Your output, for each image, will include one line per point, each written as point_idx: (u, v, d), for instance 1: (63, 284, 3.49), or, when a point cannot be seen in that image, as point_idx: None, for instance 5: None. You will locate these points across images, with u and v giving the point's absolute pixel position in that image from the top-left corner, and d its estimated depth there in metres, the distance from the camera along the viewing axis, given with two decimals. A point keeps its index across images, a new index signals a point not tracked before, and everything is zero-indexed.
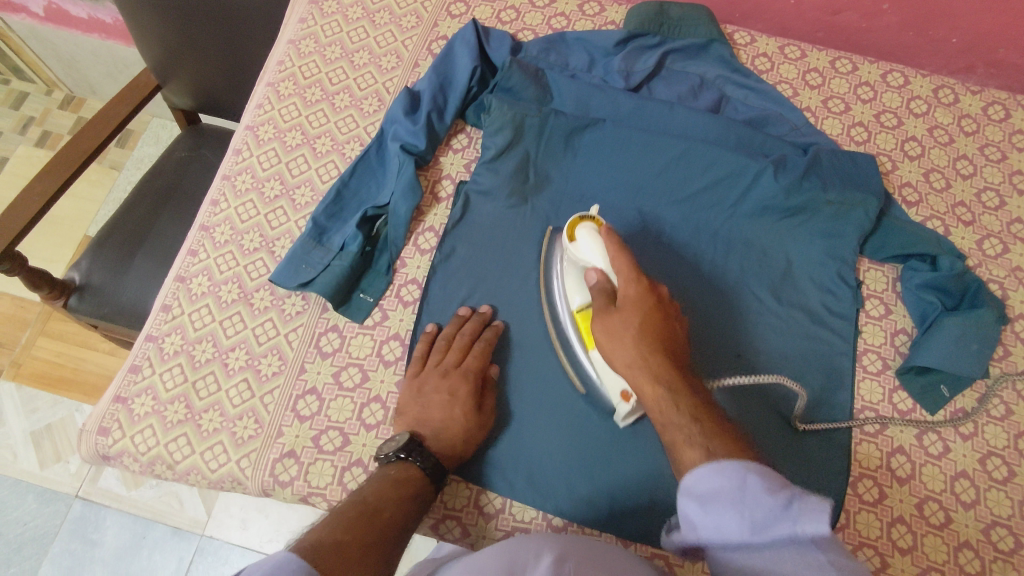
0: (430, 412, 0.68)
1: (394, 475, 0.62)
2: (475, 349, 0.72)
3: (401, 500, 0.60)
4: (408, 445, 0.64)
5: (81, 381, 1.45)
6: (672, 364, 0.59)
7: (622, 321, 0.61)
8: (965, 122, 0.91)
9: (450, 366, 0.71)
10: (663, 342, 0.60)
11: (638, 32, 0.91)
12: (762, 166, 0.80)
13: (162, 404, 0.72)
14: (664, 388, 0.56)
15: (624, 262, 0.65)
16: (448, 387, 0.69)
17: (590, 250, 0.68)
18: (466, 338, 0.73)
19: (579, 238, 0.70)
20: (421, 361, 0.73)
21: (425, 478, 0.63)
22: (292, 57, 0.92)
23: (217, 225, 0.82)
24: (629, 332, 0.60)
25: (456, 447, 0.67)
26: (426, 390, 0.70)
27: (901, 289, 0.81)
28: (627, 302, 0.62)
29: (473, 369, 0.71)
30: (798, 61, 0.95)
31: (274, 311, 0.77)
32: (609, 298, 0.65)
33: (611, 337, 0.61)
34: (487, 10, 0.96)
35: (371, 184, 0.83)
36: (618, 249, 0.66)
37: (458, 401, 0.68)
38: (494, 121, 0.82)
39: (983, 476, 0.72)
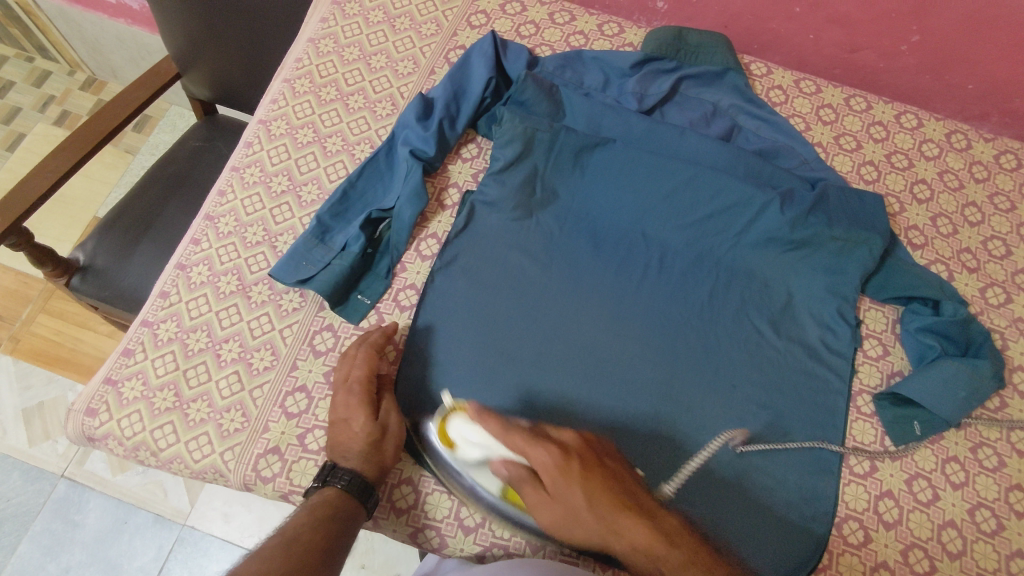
0: (334, 436, 0.67)
1: (309, 505, 0.61)
2: (354, 358, 0.70)
3: (320, 523, 0.59)
4: (325, 473, 0.64)
5: (77, 363, 1.45)
6: (615, 489, 0.59)
7: (568, 504, 0.58)
8: (976, 169, 0.91)
9: (337, 384, 0.69)
10: (610, 488, 0.59)
11: (655, 55, 0.91)
12: (769, 198, 0.80)
13: (151, 390, 0.72)
14: (644, 527, 0.57)
15: (517, 429, 0.61)
16: (341, 403, 0.68)
17: (473, 441, 0.64)
18: (349, 352, 0.71)
19: (456, 441, 0.65)
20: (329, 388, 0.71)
21: (343, 494, 0.62)
22: (310, 56, 0.93)
23: (222, 215, 0.82)
24: (580, 505, 0.58)
25: (370, 459, 0.65)
26: (332, 410, 0.68)
27: (900, 330, 0.81)
28: (561, 484, 0.58)
29: (360, 379, 0.68)
30: (813, 95, 0.95)
31: (271, 305, 0.77)
32: (530, 485, 0.60)
33: (561, 526, 0.58)
34: (507, 23, 0.96)
35: (378, 187, 0.84)
36: (504, 429, 0.61)
37: (352, 416, 0.66)
38: (504, 132, 0.83)
39: (971, 527, 0.71)
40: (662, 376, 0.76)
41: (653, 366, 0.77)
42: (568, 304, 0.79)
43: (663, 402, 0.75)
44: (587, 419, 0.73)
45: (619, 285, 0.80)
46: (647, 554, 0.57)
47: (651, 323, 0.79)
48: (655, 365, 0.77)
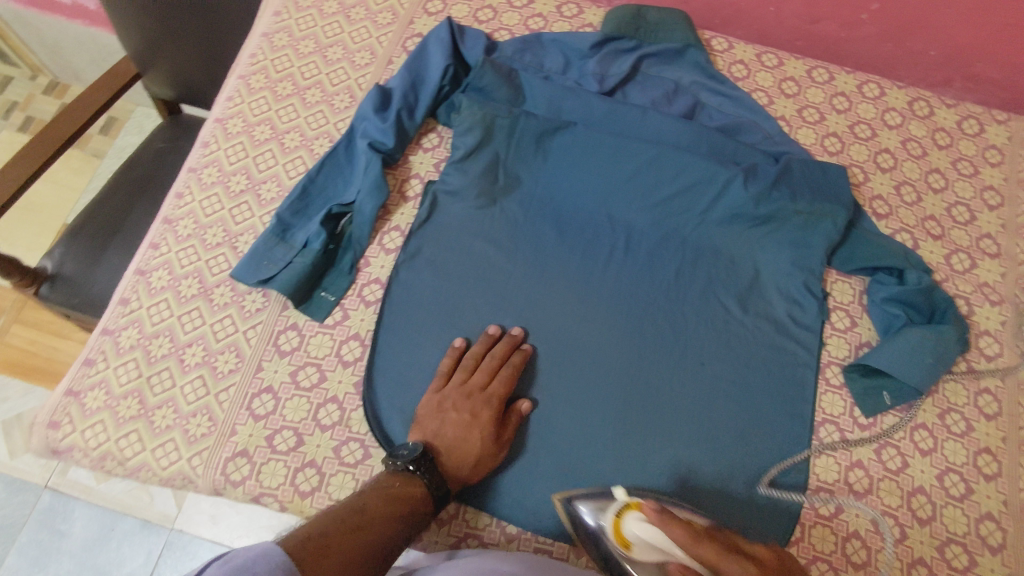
0: (445, 432, 0.67)
1: (392, 490, 0.60)
2: (501, 374, 0.71)
3: (394, 518, 0.58)
4: (418, 458, 0.64)
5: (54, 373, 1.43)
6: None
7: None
8: (939, 136, 0.91)
9: (476, 388, 0.70)
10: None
11: (614, 35, 0.90)
12: (731, 174, 0.80)
13: (115, 399, 0.71)
14: None
15: (685, 530, 0.52)
16: (469, 407, 0.69)
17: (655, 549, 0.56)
18: (496, 363, 0.72)
19: (636, 539, 0.58)
20: (444, 377, 0.71)
21: (425, 498, 0.62)
22: (264, 50, 0.91)
23: (180, 218, 0.81)
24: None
25: (462, 471, 0.66)
26: (446, 407, 0.69)
27: (867, 302, 0.81)
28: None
29: (496, 396, 0.70)
30: (775, 69, 0.94)
31: (234, 307, 0.76)
32: None
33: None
34: (465, 8, 0.95)
35: (338, 181, 0.82)
36: (686, 537, 0.52)
37: (477, 424, 0.68)
38: (463, 120, 0.82)
39: (940, 493, 0.72)
40: (632, 359, 0.76)
41: (623, 350, 0.76)
42: (534, 292, 0.78)
43: (634, 385, 0.75)
44: (555, 406, 0.73)
45: (585, 269, 0.80)
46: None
47: (619, 306, 0.78)
48: (623, 348, 0.76)
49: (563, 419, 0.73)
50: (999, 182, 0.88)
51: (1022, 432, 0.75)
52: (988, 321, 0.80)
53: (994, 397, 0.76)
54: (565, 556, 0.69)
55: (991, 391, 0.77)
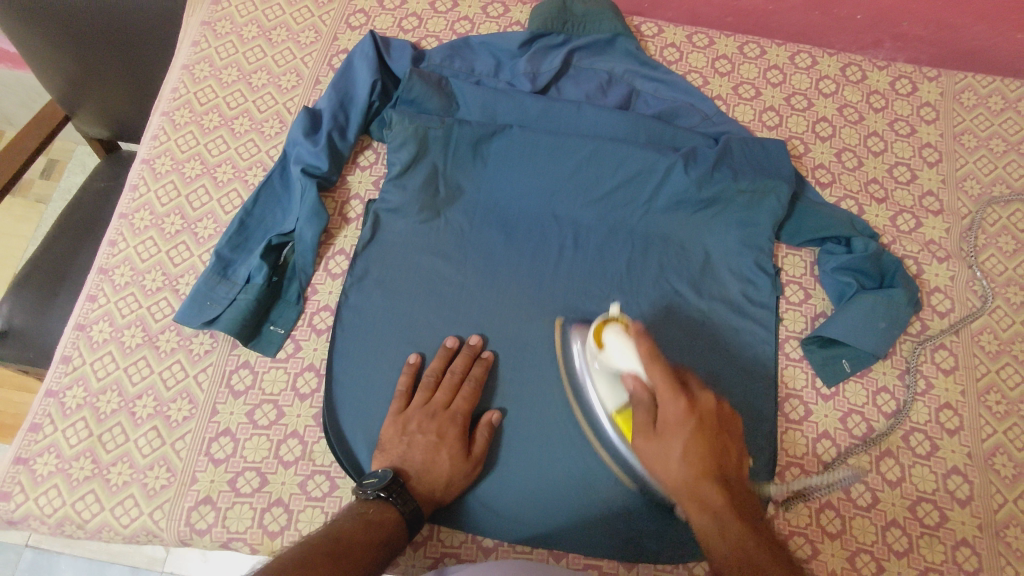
0: (412, 454, 0.66)
1: (367, 516, 0.58)
2: (464, 391, 0.71)
3: (373, 544, 0.56)
4: (389, 483, 0.62)
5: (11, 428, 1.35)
6: (721, 449, 0.56)
7: (667, 445, 0.56)
8: (874, 99, 0.91)
9: (438, 407, 0.69)
10: (714, 455, 0.55)
11: (542, 31, 0.89)
12: (671, 161, 0.79)
13: (67, 461, 0.69)
14: (720, 530, 0.52)
15: (656, 363, 0.58)
16: (435, 427, 0.68)
17: (621, 354, 0.62)
18: (457, 379, 0.71)
19: (609, 344, 0.63)
20: (405, 398, 0.70)
21: (401, 520, 0.60)
22: (186, 83, 0.88)
23: (116, 266, 0.78)
24: (675, 448, 0.55)
25: (435, 492, 0.65)
26: (411, 429, 0.68)
27: (819, 272, 0.81)
28: (670, 428, 0.56)
29: (461, 412, 0.69)
30: (706, 49, 0.94)
31: (181, 352, 0.74)
32: (646, 412, 0.58)
33: (653, 461, 0.57)
34: (388, 19, 0.93)
35: (276, 211, 0.80)
36: (651, 359, 0.58)
37: (445, 444, 0.67)
38: (395, 135, 0.80)
39: (907, 453, 0.72)
40: None
41: None
42: (487, 300, 0.77)
43: None
44: (520, 411, 0.73)
45: (537, 271, 0.79)
46: (717, 518, 0.53)
47: (574, 304, 0.78)
48: None
49: (528, 424, 0.72)
50: (936, 138, 0.89)
51: (980, 383, 0.76)
52: (937, 278, 0.81)
53: (950, 353, 0.77)
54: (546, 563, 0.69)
55: (947, 346, 0.78)
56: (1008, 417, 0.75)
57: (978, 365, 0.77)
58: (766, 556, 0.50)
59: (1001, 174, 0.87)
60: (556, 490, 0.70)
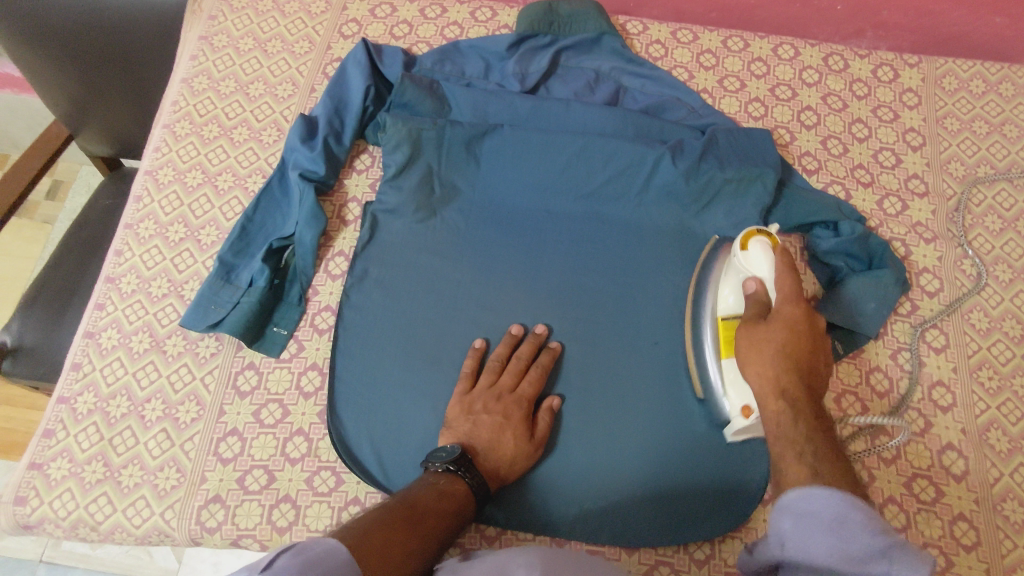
0: (478, 432, 0.68)
1: (439, 488, 0.61)
2: (530, 375, 0.73)
3: (444, 512, 0.59)
4: (458, 457, 0.64)
5: (16, 446, 1.35)
6: (820, 392, 0.62)
7: (769, 333, 0.62)
8: (857, 86, 0.93)
9: (505, 389, 0.71)
10: (805, 358, 0.61)
11: (528, 33, 0.91)
12: (659, 153, 0.81)
13: (80, 465, 0.71)
14: (786, 402, 0.58)
15: (791, 277, 0.65)
16: (500, 409, 0.70)
17: (760, 265, 0.68)
18: (522, 364, 0.73)
19: (750, 250, 0.69)
20: (472, 380, 0.73)
21: (470, 495, 0.63)
22: (185, 96, 0.90)
23: (122, 275, 0.80)
24: (775, 341, 0.62)
25: (501, 470, 0.67)
26: (477, 409, 0.70)
27: (807, 257, 0.82)
28: (780, 322, 0.63)
29: (527, 396, 0.71)
30: (691, 43, 0.95)
31: (188, 356, 0.76)
32: (757, 309, 0.66)
33: (750, 346, 0.63)
34: (380, 27, 0.95)
35: (276, 216, 0.82)
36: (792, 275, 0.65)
37: (511, 425, 0.69)
38: (389, 138, 0.82)
39: (902, 431, 0.74)
40: (588, 347, 0.77)
41: (578, 339, 0.77)
42: (485, 295, 0.79)
43: (595, 373, 0.76)
44: None
45: (532, 265, 0.81)
46: (792, 404, 0.58)
47: (570, 296, 0.79)
48: (581, 336, 0.77)
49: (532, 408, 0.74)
50: (919, 123, 0.91)
51: (971, 360, 0.77)
52: (926, 259, 0.83)
53: (941, 331, 0.79)
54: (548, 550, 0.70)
55: (938, 326, 0.79)
56: (1000, 392, 0.76)
57: (968, 343, 0.78)
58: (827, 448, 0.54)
59: (985, 155, 0.89)
60: (559, 477, 0.71)
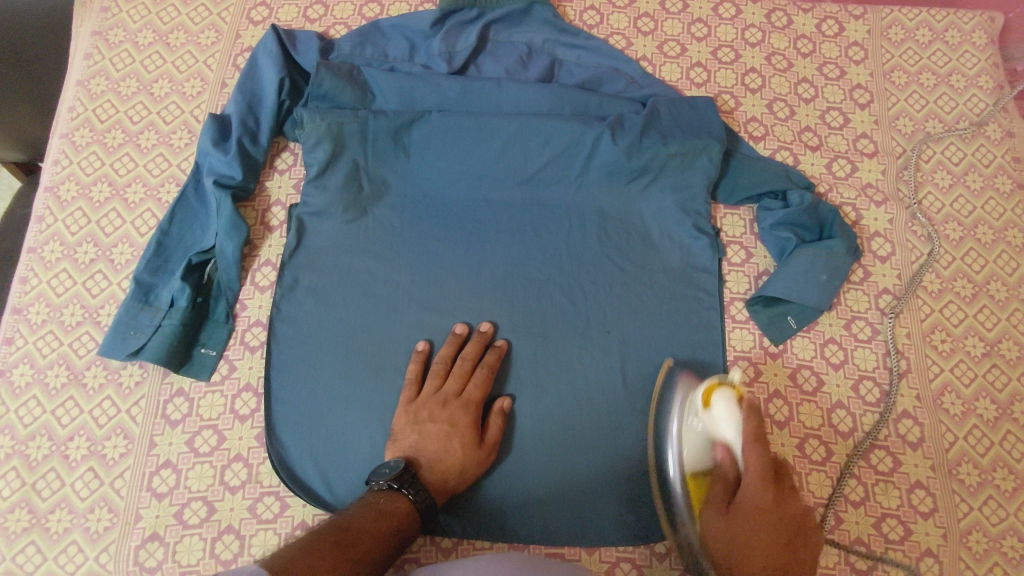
0: (424, 442, 0.65)
1: (379, 506, 0.58)
2: (476, 377, 0.69)
3: (382, 534, 0.56)
4: (400, 474, 0.61)
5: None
6: (785, 544, 0.54)
7: (736, 528, 0.55)
8: (801, 43, 0.89)
9: (451, 394, 0.68)
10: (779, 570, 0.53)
11: (453, 8, 0.84)
12: (597, 131, 0.77)
13: (1, 515, 0.66)
14: None
15: (757, 452, 0.56)
16: (446, 416, 0.67)
17: (725, 422, 0.61)
18: (468, 365, 0.70)
19: (716, 408, 0.62)
20: (416, 387, 0.69)
21: (414, 511, 0.60)
22: (83, 101, 0.83)
23: (30, 304, 0.74)
24: (740, 532, 0.54)
25: (449, 481, 0.64)
26: (423, 418, 0.67)
27: (758, 230, 0.80)
28: (744, 514, 0.55)
29: (474, 399, 0.68)
30: (628, 7, 0.90)
31: (111, 387, 0.71)
32: (726, 487, 0.59)
33: (717, 543, 0.56)
34: (292, 10, 0.88)
35: (194, 227, 0.77)
36: (753, 439, 0.57)
37: (457, 433, 0.66)
38: (309, 134, 0.76)
39: (858, 403, 0.73)
40: (536, 342, 0.74)
41: (525, 335, 0.74)
42: (425, 295, 0.75)
43: (544, 369, 0.73)
44: None
45: (473, 259, 0.77)
46: None
47: (515, 289, 0.76)
48: (528, 332, 0.74)
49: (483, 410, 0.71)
50: (866, 78, 0.88)
51: (924, 324, 0.76)
52: (877, 222, 0.81)
53: (894, 296, 0.77)
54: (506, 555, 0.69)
55: (890, 291, 0.78)
56: (953, 354, 0.75)
57: (921, 306, 0.77)
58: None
59: (933, 108, 0.86)
60: (515, 480, 0.69)
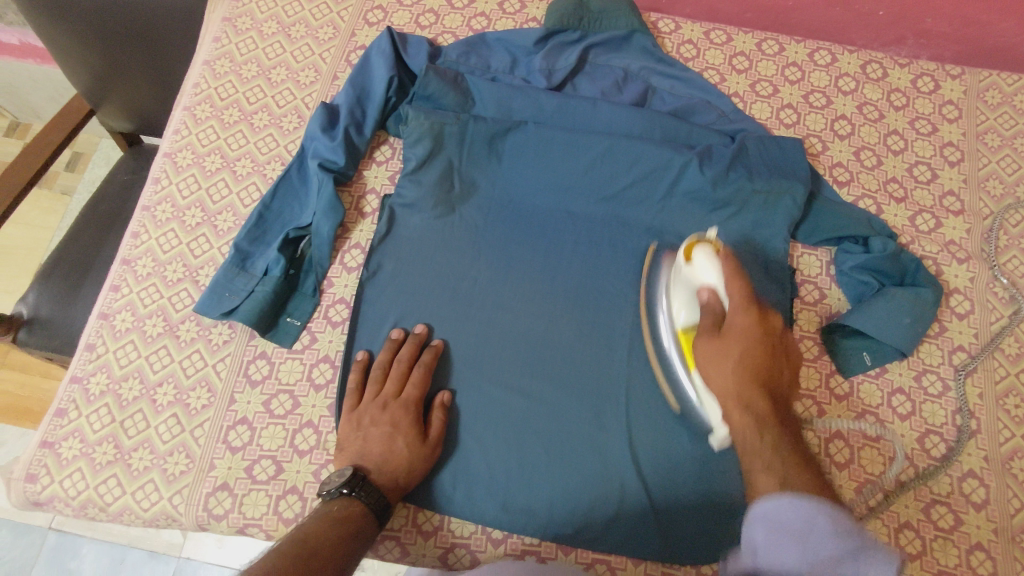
0: (370, 446, 0.67)
1: (332, 515, 0.59)
2: (413, 377, 0.71)
3: (341, 539, 0.57)
4: (351, 479, 0.63)
5: (33, 411, 1.41)
6: (773, 352, 0.62)
7: (728, 347, 0.63)
8: (894, 96, 0.90)
9: (389, 397, 0.70)
10: (768, 370, 0.61)
11: (557, 28, 0.89)
12: (686, 159, 0.79)
13: (90, 446, 0.71)
14: (751, 416, 0.59)
15: (739, 288, 0.66)
16: (387, 419, 0.68)
17: (705, 270, 0.70)
18: (403, 367, 0.72)
19: (696, 261, 0.71)
20: (357, 394, 0.71)
21: (365, 513, 0.61)
22: (207, 79, 0.90)
23: (138, 257, 0.80)
24: (734, 354, 0.62)
25: (399, 479, 0.66)
26: (365, 423, 0.69)
27: (834, 272, 0.81)
28: (735, 333, 0.63)
29: (413, 400, 0.70)
30: (724, 45, 0.93)
31: (201, 342, 0.76)
32: (714, 320, 0.67)
33: (709, 358, 0.63)
34: (406, 15, 0.93)
35: (294, 204, 0.82)
36: (733, 280, 0.66)
37: (400, 433, 0.68)
38: (411, 131, 0.81)
39: (922, 456, 0.72)
40: (602, 354, 0.76)
41: (593, 347, 0.76)
42: (499, 295, 0.78)
43: (608, 380, 0.75)
44: (532, 407, 0.73)
45: (549, 267, 0.79)
46: (756, 417, 0.59)
47: (587, 302, 0.78)
48: (594, 344, 0.76)
49: (537, 418, 0.73)
50: (958, 137, 0.88)
51: (999, 387, 0.75)
52: (958, 279, 0.80)
53: (969, 355, 0.77)
54: (554, 555, 0.70)
55: (966, 349, 0.77)
56: None
57: (997, 367, 0.76)
58: (789, 451, 0.56)
59: None
60: (566, 486, 0.70)
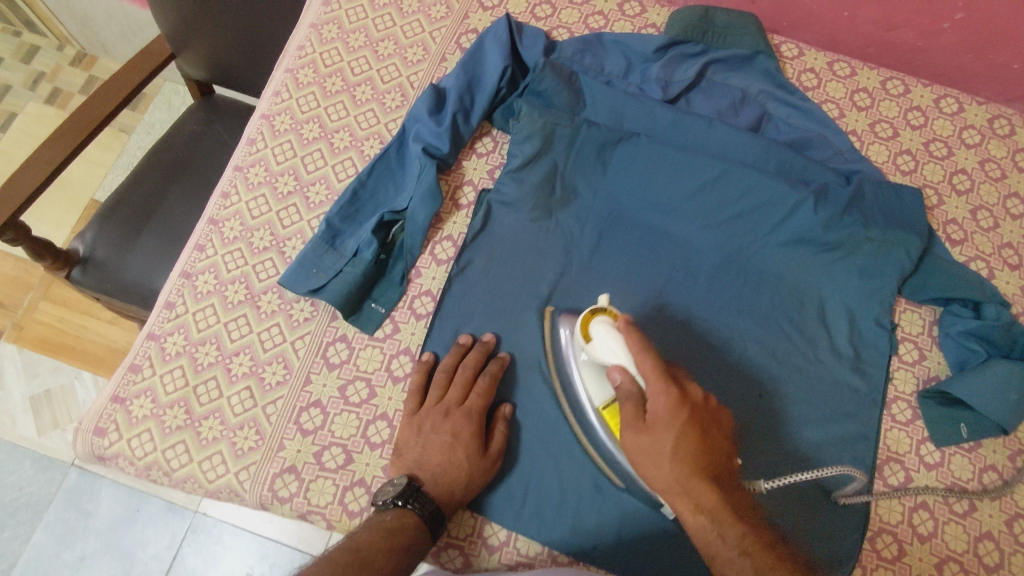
0: (428, 455, 0.65)
1: (386, 525, 0.58)
2: (477, 386, 0.69)
3: (393, 550, 0.57)
4: (405, 491, 0.61)
5: (68, 347, 1.39)
6: (703, 444, 0.57)
7: (655, 444, 0.58)
8: (1019, 157, 0.86)
9: (452, 404, 0.68)
10: (702, 453, 0.57)
11: (680, 38, 0.85)
12: (802, 197, 0.76)
13: (161, 408, 0.70)
14: (706, 516, 0.55)
15: (651, 365, 0.59)
16: (449, 427, 0.66)
17: (608, 348, 0.62)
18: (469, 374, 0.69)
19: (596, 336, 0.64)
20: (420, 397, 0.69)
21: (421, 524, 0.60)
22: (313, 42, 0.87)
23: (226, 219, 0.78)
24: (665, 450, 0.57)
25: (456, 492, 0.64)
26: (426, 429, 0.67)
27: (938, 334, 0.77)
28: (660, 427, 0.58)
29: (476, 409, 0.68)
30: (847, 78, 0.89)
31: (282, 316, 0.74)
32: (635, 405, 0.60)
33: (642, 458, 0.58)
34: (522, 3, 0.90)
35: (389, 186, 0.79)
36: (644, 356, 0.60)
37: (460, 444, 0.65)
38: (522, 127, 0.78)
39: (1009, 539, 0.69)
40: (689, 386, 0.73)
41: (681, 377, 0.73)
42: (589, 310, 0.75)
43: None
44: None
45: (644, 289, 0.77)
46: (710, 515, 0.55)
47: (679, 330, 0.75)
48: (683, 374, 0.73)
49: None
50: None
51: None
52: None
53: None
54: None
55: None
56: None
57: None
58: (765, 552, 0.53)
59: None
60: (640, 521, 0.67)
